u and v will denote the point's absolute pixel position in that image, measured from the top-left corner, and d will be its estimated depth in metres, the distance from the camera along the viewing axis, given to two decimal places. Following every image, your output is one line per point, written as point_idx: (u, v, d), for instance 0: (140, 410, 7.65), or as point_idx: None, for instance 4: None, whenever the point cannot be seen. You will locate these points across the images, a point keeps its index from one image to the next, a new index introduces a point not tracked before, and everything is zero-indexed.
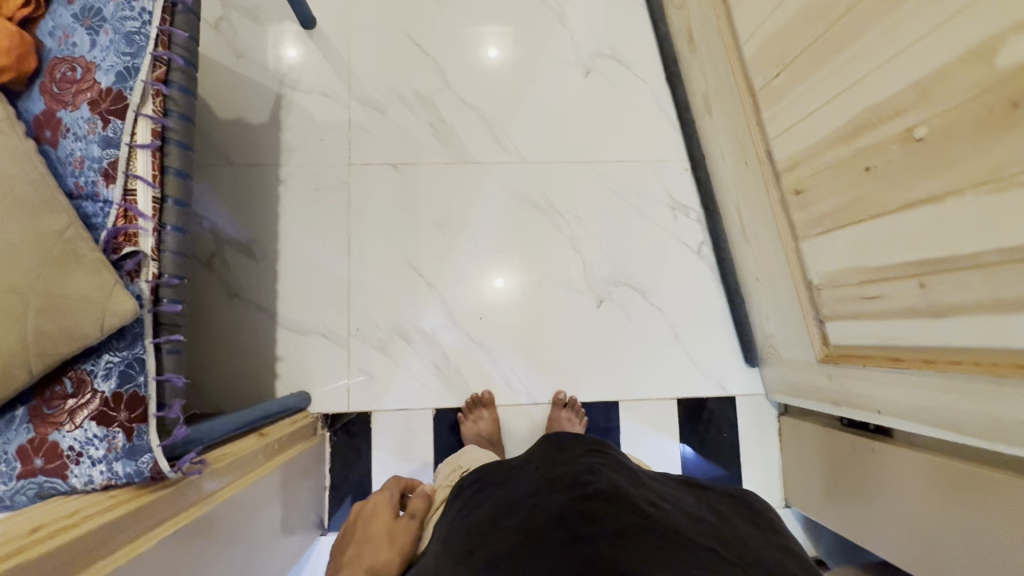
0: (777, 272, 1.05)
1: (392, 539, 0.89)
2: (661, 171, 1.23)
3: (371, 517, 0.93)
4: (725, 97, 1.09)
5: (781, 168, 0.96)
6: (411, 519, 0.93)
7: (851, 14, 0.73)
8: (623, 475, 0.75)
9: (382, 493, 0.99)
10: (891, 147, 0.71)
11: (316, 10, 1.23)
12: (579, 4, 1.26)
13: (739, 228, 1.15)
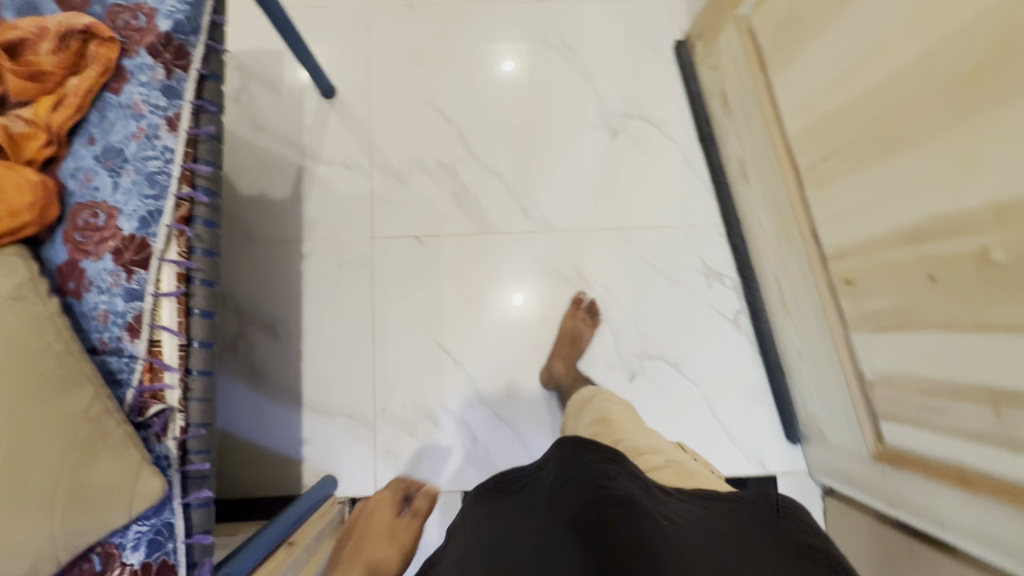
0: (822, 356, 0.99)
1: (392, 535, 0.88)
2: (694, 237, 1.18)
3: (374, 513, 0.92)
4: (764, 167, 1.03)
5: (829, 253, 0.90)
6: (414, 519, 0.92)
7: (914, 114, 0.67)
8: (638, 487, 0.62)
9: (384, 492, 0.98)
10: (962, 264, 0.65)
11: (336, 79, 1.21)
12: (606, 63, 1.22)
13: (778, 301, 1.09)
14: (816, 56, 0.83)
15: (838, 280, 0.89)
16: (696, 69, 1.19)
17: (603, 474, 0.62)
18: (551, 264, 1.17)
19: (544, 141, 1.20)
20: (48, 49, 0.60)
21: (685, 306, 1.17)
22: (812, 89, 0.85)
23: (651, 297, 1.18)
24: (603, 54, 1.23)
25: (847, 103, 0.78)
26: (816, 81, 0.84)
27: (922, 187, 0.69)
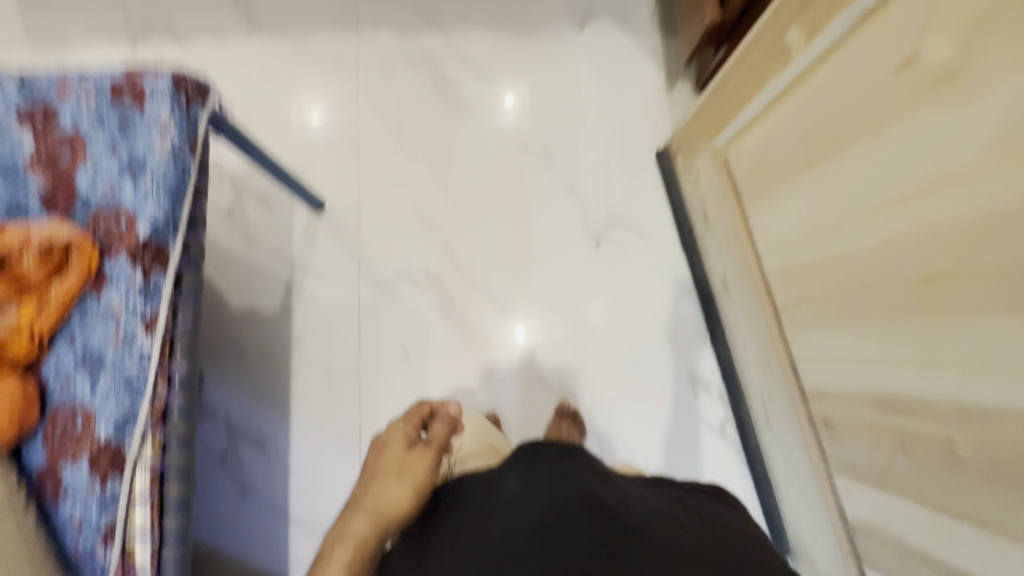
0: (806, 484, 0.98)
1: (403, 473, 0.75)
2: (677, 344, 1.19)
3: (387, 451, 0.82)
4: (744, 288, 1.04)
5: (807, 390, 0.90)
6: (428, 448, 0.80)
7: (877, 293, 0.68)
8: (594, 473, 0.64)
9: (401, 423, 0.88)
10: (930, 448, 0.65)
11: (326, 192, 1.24)
12: (588, 173, 1.25)
13: (763, 417, 1.09)
14: (779, 208, 0.85)
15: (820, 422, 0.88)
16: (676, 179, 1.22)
17: (568, 474, 0.63)
18: (536, 372, 1.18)
19: (528, 248, 1.22)
20: (33, 257, 0.62)
21: (671, 415, 1.17)
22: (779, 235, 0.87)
23: (635, 404, 1.17)
24: (585, 162, 1.26)
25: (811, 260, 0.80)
26: (785, 230, 0.85)
27: (885, 361, 0.70)
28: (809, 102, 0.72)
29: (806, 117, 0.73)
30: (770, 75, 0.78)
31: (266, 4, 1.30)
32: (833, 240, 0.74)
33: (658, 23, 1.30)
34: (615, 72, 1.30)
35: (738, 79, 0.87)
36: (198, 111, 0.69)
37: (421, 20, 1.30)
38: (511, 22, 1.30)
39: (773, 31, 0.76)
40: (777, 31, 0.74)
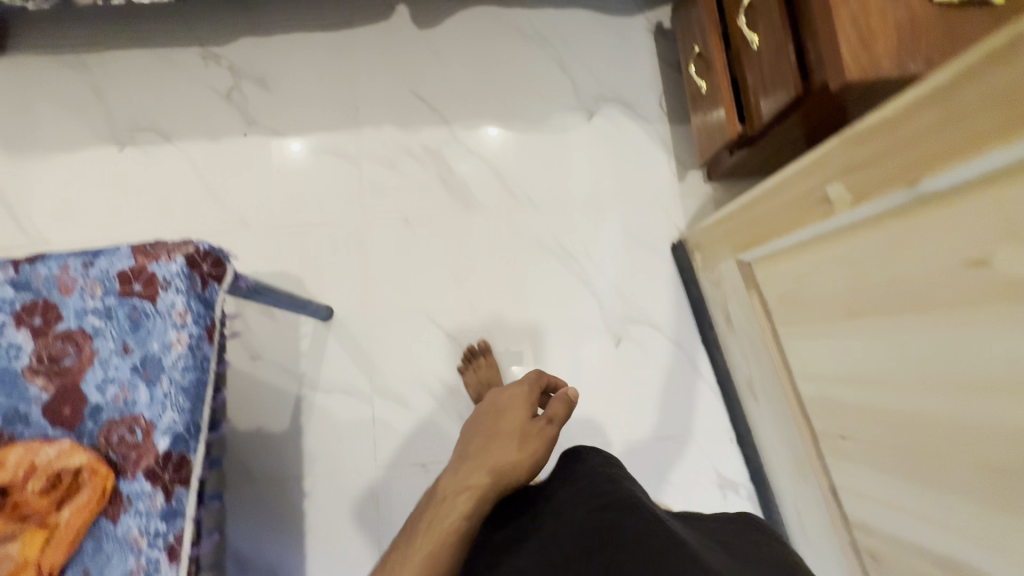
0: None
1: (524, 440, 0.80)
2: (705, 443, 1.16)
3: (506, 414, 0.86)
4: (773, 397, 1.01)
5: (850, 518, 0.87)
6: (550, 424, 0.84)
7: (930, 461, 0.65)
8: (641, 494, 0.67)
9: (521, 387, 0.91)
10: None
11: (333, 297, 1.18)
12: (604, 267, 1.22)
13: (798, 526, 1.06)
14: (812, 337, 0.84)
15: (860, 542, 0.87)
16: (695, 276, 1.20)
17: (612, 480, 0.67)
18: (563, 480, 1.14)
19: (546, 349, 1.19)
20: (33, 489, 0.56)
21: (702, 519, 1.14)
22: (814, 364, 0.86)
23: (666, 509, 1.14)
24: (602, 256, 1.23)
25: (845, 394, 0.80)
26: (826, 363, 0.82)
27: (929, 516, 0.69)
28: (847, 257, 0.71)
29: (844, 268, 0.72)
30: (806, 218, 0.76)
31: (262, 100, 1.24)
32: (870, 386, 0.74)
33: (665, 111, 1.29)
34: (626, 160, 1.27)
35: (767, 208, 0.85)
36: (214, 291, 0.64)
37: (425, 113, 1.26)
38: (517, 112, 1.27)
39: (811, 178, 0.74)
40: (811, 180, 0.74)
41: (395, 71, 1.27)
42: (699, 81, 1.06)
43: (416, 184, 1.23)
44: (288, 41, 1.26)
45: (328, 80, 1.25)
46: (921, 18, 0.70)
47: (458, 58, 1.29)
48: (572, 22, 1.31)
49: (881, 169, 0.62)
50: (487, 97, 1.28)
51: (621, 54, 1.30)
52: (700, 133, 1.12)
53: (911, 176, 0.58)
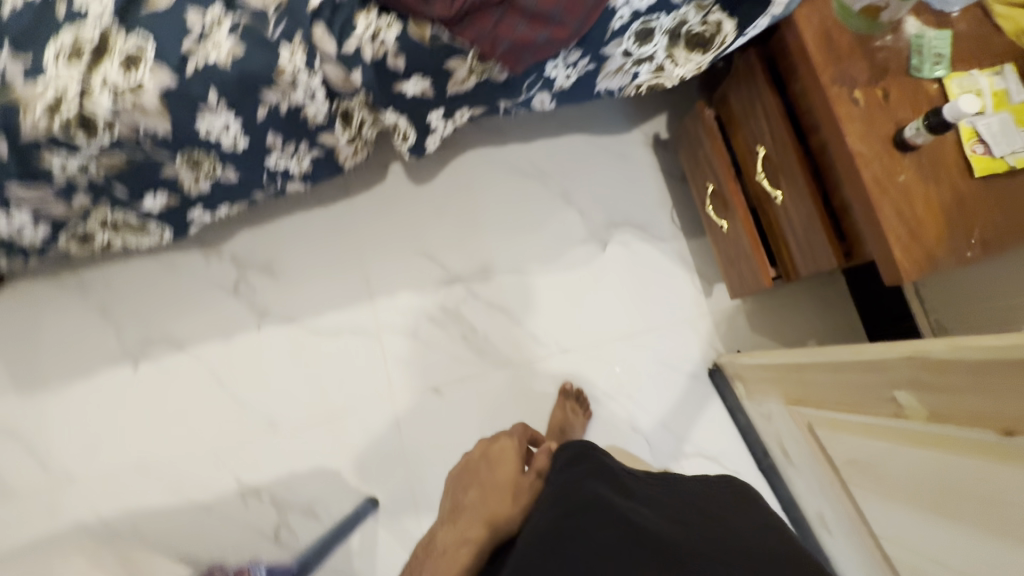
0: None
1: (514, 492, 0.91)
2: None
3: (497, 464, 0.97)
4: (852, 552, 0.91)
5: None
6: (538, 478, 0.93)
7: None
8: (606, 481, 0.70)
9: (509, 437, 1.01)
10: None
11: (376, 485, 1.14)
12: (646, 402, 1.18)
13: None
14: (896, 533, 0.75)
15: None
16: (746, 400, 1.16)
17: (581, 478, 0.71)
18: None
19: None
20: None
21: None
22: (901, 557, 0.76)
23: None
24: (646, 393, 1.19)
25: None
26: (905, 554, 0.75)
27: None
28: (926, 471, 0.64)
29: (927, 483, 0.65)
30: (878, 414, 0.70)
31: (270, 289, 1.21)
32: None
33: (680, 227, 1.26)
34: (650, 286, 1.23)
35: (829, 382, 0.79)
36: None
37: (437, 273, 1.23)
38: (530, 255, 1.24)
39: (880, 373, 0.68)
40: (879, 376, 0.68)
41: (399, 235, 1.24)
42: (717, 220, 1.02)
43: (441, 349, 1.19)
44: (288, 223, 1.24)
45: (333, 256, 1.23)
46: (971, 198, 0.67)
47: (460, 209, 1.26)
48: (570, 152, 1.29)
49: (964, 403, 0.56)
50: (496, 244, 1.25)
51: (625, 177, 1.28)
52: (724, 265, 1.08)
53: (999, 424, 0.52)
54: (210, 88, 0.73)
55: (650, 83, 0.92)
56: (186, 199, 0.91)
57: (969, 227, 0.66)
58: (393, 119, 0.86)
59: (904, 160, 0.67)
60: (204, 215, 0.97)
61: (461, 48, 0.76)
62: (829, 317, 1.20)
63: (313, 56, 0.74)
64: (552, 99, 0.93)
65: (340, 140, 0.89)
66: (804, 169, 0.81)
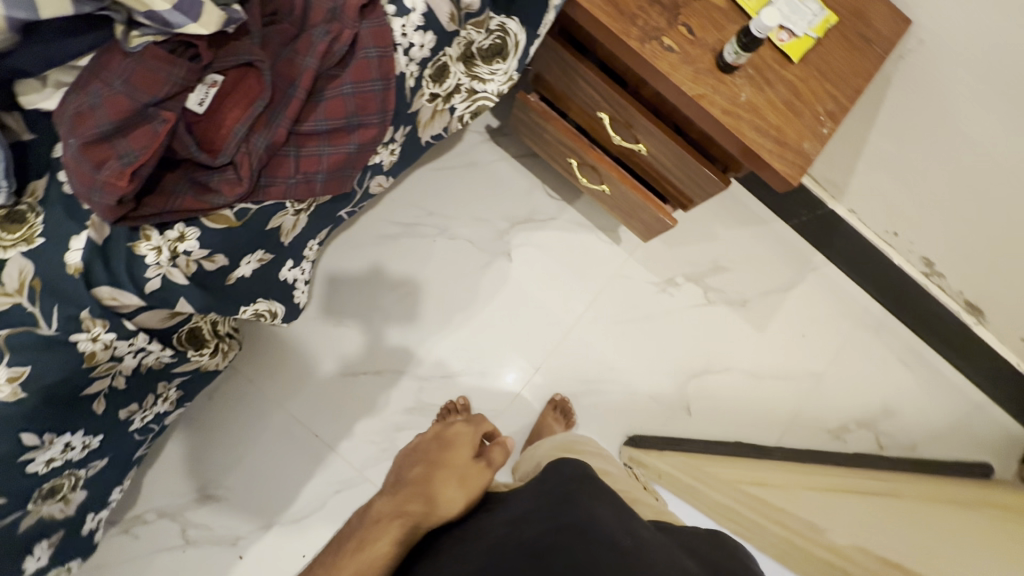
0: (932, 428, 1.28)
1: (466, 482, 0.74)
2: (803, 418, 1.25)
3: (452, 446, 0.81)
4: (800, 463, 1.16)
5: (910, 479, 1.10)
6: (488, 469, 0.78)
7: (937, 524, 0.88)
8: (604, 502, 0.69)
9: (467, 424, 0.87)
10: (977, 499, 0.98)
11: None
12: (628, 364, 1.22)
13: (887, 408, 1.28)
14: (842, 475, 1.03)
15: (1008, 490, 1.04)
16: (698, 310, 1.25)
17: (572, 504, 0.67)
18: None
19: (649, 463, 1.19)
20: None
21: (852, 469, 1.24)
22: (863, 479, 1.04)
23: None
24: (620, 357, 1.22)
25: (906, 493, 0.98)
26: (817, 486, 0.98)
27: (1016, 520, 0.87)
28: (831, 509, 0.88)
29: (835, 509, 0.88)
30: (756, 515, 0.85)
31: (224, 513, 1.05)
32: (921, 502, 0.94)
33: (559, 198, 1.25)
34: (567, 265, 1.23)
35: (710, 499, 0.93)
36: None
37: (377, 381, 1.14)
38: (450, 307, 1.18)
39: None
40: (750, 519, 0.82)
41: (318, 373, 1.12)
42: (597, 185, 1.01)
43: None
44: (197, 436, 1.07)
45: (266, 436, 1.09)
46: (801, 84, 0.71)
47: (357, 310, 1.15)
48: (422, 191, 1.22)
49: None
50: (412, 317, 1.17)
51: (486, 183, 1.23)
52: (621, 219, 1.09)
53: None
54: (21, 435, 0.56)
55: (472, 108, 0.84)
56: (73, 516, 0.70)
57: (814, 109, 0.70)
58: (249, 310, 0.73)
59: (735, 81, 0.69)
60: (104, 506, 0.76)
61: (279, 206, 0.65)
62: (715, 200, 1.30)
63: (120, 321, 0.59)
64: (388, 175, 0.84)
65: (202, 362, 0.75)
66: (651, 118, 0.81)
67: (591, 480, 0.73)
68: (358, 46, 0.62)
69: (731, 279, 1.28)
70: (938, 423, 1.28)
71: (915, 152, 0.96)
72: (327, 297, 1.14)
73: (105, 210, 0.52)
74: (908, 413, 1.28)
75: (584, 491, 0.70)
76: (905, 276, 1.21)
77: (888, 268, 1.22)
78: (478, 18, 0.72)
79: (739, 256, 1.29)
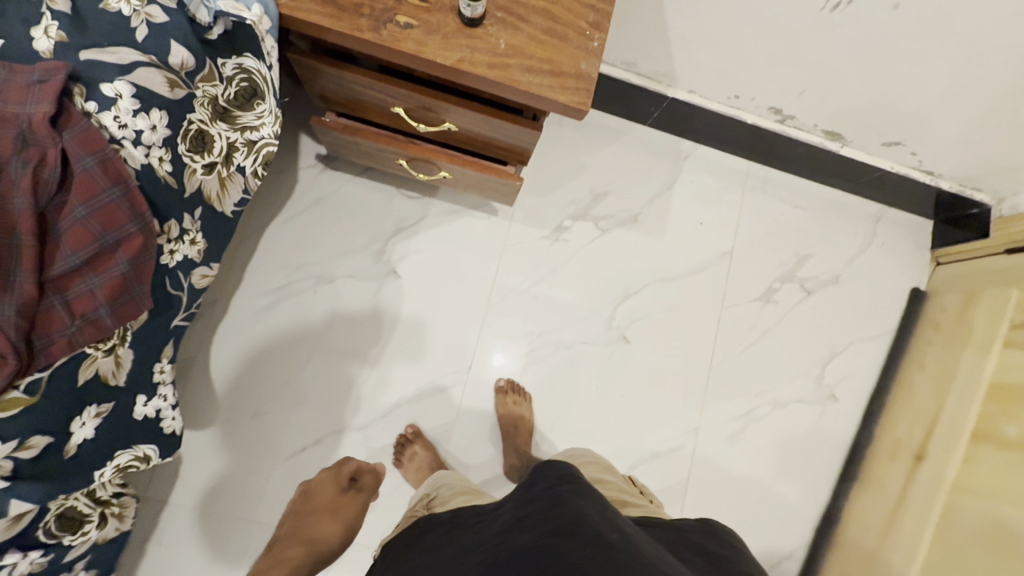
0: (849, 256, 1.33)
1: (336, 512, 1.01)
2: (732, 296, 1.28)
3: (317, 494, 1.02)
4: (864, 477, 1.19)
5: (923, 399, 1.14)
6: (360, 494, 1.04)
7: (999, 492, 0.89)
8: (588, 502, 0.68)
9: (330, 469, 1.05)
10: (993, 402, 0.99)
11: None
12: (555, 323, 1.21)
13: (802, 253, 1.32)
14: (907, 490, 1.07)
15: (1006, 326, 1.03)
16: (596, 243, 1.25)
17: (559, 499, 0.68)
18: (732, 434, 1.22)
19: (609, 403, 1.20)
20: None
21: (791, 322, 1.29)
22: (933, 471, 1.04)
23: (780, 351, 1.27)
24: (543, 320, 1.21)
25: (965, 468, 0.98)
26: (908, 533, 1.02)
27: None
28: None
29: None
30: None
31: None
32: (982, 478, 0.94)
33: (419, 195, 1.20)
34: (457, 258, 1.20)
35: None
36: None
37: (322, 450, 1.09)
38: (361, 346, 1.14)
39: None
40: None
41: (259, 469, 1.07)
42: (437, 174, 0.97)
43: (402, 486, 1.11)
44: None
45: (236, 553, 1.04)
46: (553, 7, 0.68)
47: (272, 391, 1.10)
48: (281, 246, 1.15)
49: None
50: (330, 374, 1.12)
51: (340, 213, 1.17)
52: (481, 195, 1.05)
53: None
54: None
55: (262, 159, 0.77)
56: None
57: (577, 26, 0.68)
58: (112, 469, 0.68)
59: (487, 31, 0.66)
60: None
61: (78, 356, 0.59)
62: (568, 132, 1.28)
63: None
64: (209, 263, 0.78)
65: (94, 535, 0.70)
66: (443, 96, 0.77)
67: (582, 480, 0.73)
68: (70, 163, 0.55)
69: (616, 200, 1.27)
70: (849, 247, 1.33)
71: (712, 18, 0.96)
72: (235, 390, 1.09)
73: None
74: (820, 249, 1.32)
75: (576, 492, 0.70)
76: (765, 131, 1.22)
77: (748, 130, 1.23)
78: (204, 71, 0.66)
79: (613, 175, 1.28)
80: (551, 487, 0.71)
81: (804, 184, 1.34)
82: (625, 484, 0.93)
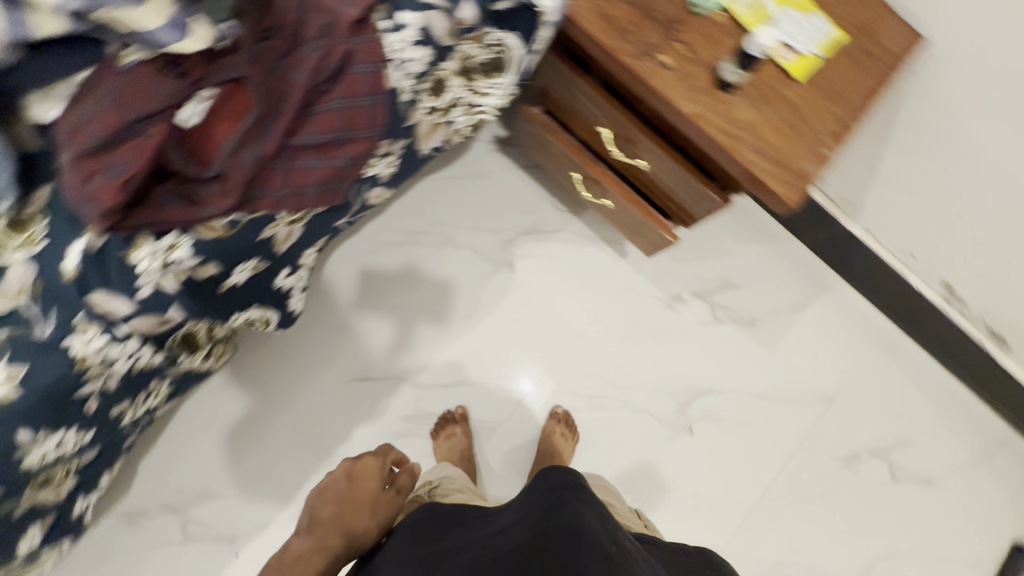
0: (953, 466, 1.21)
1: (375, 508, 0.91)
2: (815, 442, 1.21)
3: (358, 480, 0.96)
4: None
5: None
6: (397, 495, 0.96)
7: None
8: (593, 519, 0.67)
9: (374, 458, 1.00)
10: None
11: None
12: (632, 383, 1.20)
13: (906, 436, 1.22)
14: None
15: None
16: (704, 328, 1.23)
17: (562, 505, 0.67)
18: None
19: (648, 482, 1.17)
20: None
21: (864, 498, 1.19)
22: None
23: (839, 520, 1.18)
24: (621, 374, 1.20)
25: None
26: None
27: None
28: None
29: None
30: None
31: (224, 510, 1.09)
32: None
33: (565, 209, 1.24)
34: (572, 280, 1.22)
35: None
36: None
37: (375, 390, 1.15)
38: (451, 317, 1.18)
39: None
40: None
41: (280, 402, 1.12)
42: (601, 200, 1.00)
43: (427, 457, 1.13)
44: (187, 439, 1.10)
45: (256, 439, 1.11)
46: (801, 102, 0.69)
47: (359, 315, 1.17)
48: (429, 199, 1.23)
49: None
50: (412, 328, 1.17)
51: (490, 194, 1.24)
52: (624, 233, 1.07)
53: None
54: (19, 430, 0.59)
55: (471, 120, 0.86)
56: (63, 500, 0.77)
57: (817, 128, 0.69)
58: (242, 318, 0.76)
59: (733, 98, 0.68)
60: (94, 488, 0.82)
61: (268, 218, 0.66)
62: (725, 216, 1.27)
63: (113, 327, 0.62)
64: (386, 188, 0.85)
65: (196, 364, 0.78)
66: (651, 135, 0.80)
67: (586, 489, 0.72)
68: (348, 62, 0.63)
69: (741, 297, 1.25)
70: (960, 454, 1.22)
71: (933, 174, 0.93)
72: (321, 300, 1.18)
73: (94, 221, 0.53)
74: (927, 441, 1.22)
75: (577, 501, 0.69)
76: (925, 302, 1.16)
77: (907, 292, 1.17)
78: (475, 33, 0.71)
79: (749, 273, 1.25)
80: (555, 489, 0.70)
81: (939, 370, 1.25)
82: (630, 513, 0.92)
